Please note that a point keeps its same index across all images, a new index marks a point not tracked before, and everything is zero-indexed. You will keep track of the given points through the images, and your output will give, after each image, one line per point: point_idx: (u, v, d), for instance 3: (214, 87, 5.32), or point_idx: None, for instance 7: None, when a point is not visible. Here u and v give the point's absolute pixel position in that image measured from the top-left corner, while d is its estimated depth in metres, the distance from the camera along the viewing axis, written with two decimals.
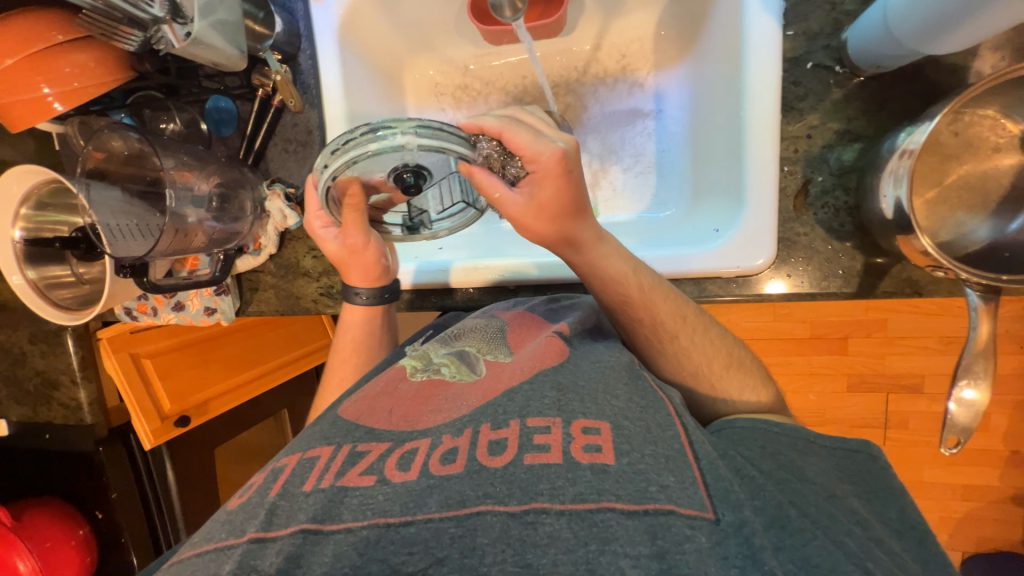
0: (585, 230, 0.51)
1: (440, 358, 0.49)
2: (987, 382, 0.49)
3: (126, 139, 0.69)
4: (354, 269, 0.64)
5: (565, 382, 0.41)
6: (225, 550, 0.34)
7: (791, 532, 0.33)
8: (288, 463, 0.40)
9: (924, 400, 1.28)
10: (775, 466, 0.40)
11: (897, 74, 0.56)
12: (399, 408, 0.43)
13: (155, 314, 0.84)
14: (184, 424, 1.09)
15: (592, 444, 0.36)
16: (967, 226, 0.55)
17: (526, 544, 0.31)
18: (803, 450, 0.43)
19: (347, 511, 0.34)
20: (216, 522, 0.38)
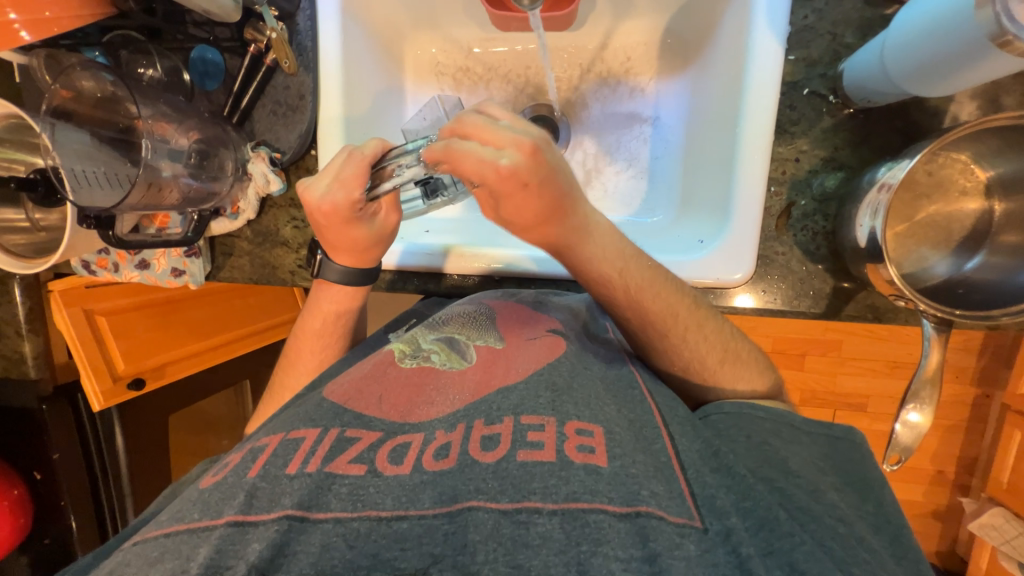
0: (567, 232, 0.49)
1: (430, 344, 0.49)
2: (930, 408, 0.53)
3: (98, 80, 0.64)
4: (345, 252, 0.60)
5: (560, 383, 0.42)
6: (200, 534, 0.33)
7: (779, 535, 0.35)
8: (269, 443, 0.39)
9: (866, 418, 1.37)
10: (760, 457, 0.42)
11: (885, 110, 0.59)
12: (390, 397, 0.42)
13: (116, 271, 0.79)
14: (139, 388, 1.04)
15: (586, 445, 0.36)
16: (928, 261, 0.59)
17: (518, 544, 0.32)
18: (788, 438, 0.45)
19: (335, 501, 0.34)
20: (190, 500, 0.37)
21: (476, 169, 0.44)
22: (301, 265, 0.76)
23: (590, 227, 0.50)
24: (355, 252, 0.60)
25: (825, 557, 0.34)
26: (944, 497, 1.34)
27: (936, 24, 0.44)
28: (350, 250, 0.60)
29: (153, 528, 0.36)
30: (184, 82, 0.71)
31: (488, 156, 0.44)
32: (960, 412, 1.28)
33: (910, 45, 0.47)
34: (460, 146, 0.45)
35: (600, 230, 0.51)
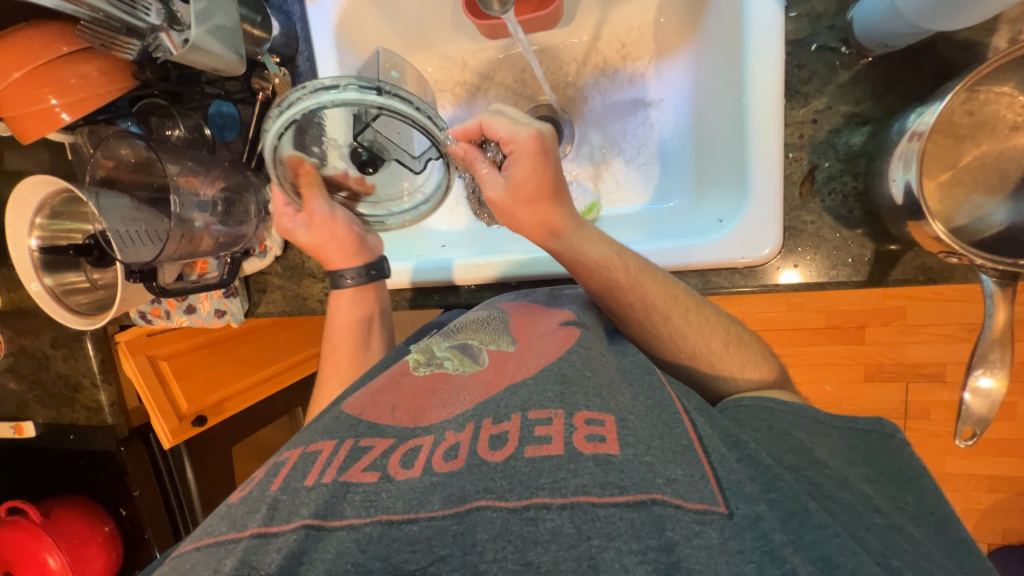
0: (562, 216, 0.53)
1: (443, 352, 0.50)
2: (1003, 371, 0.47)
3: (133, 146, 0.70)
4: (330, 246, 0.64)
5: (570, 373, 0.42)
6: (226, 546, 0.35)
7: (809, 528, 0.33)
8: (291, 456, 0.41)
9: (944, 389, 1.25)
10: (780, 444, 0.41)
11: (907, 53, 0.54)
12: (402, 404, 0.43)
13: (169, 317, 0.86)
14: (201, 424, 1.12)
15: (596, 434, 0.36)
16: (984, 209, 0.53)
17: (528, 540, 0.31)
18: (812, 430, 0.43)
19: (349, 508, 0.35)
20: (216, 515, 0.38)
21: (507, 130, 0.50)
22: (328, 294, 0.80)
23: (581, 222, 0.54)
24: (337, 244, 0.65)
25: (863, 554, 0.32)
26: None
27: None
28: (312, 253, 0.65)
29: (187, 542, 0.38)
30: (206, 137, 0.76)
31: (521, 125, 0.51)
32: None
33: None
34: (492, 117, 0.51)
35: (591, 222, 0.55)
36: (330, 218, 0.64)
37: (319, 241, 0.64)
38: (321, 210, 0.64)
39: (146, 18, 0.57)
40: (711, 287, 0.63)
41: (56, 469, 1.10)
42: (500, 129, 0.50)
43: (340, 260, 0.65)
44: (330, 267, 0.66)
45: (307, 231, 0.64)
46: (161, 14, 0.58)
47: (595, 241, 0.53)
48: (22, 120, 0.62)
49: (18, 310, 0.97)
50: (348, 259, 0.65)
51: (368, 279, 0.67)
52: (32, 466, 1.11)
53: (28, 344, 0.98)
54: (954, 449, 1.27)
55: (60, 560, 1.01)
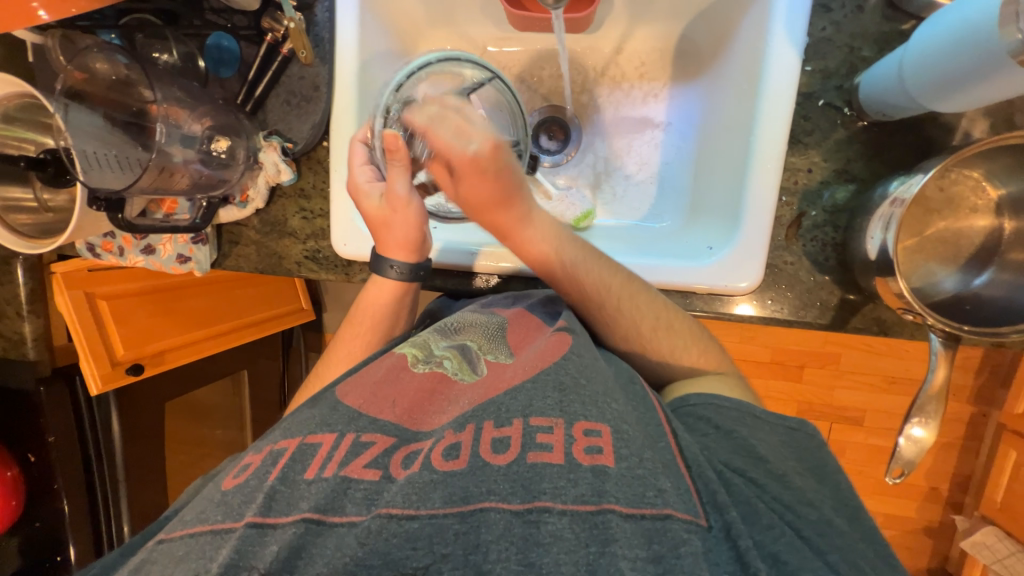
0: (505, 219, 0.53)
1: (441, 351, 0.51)
2: (934, 422, 0.53)
3: (113, 62, 0.65)
4: (395, 228, 0.61)
5: (567, 382, 0.42)
6: (222, 535, 0.37)
7: (761, 529, 0.37)
8: (288, 446, 0.42)
9: (861, 432, 1.38)
10: (734, 447, 0.43)
11: (898, 124, 0.59)
12: (402, 401, 0.45)
13: (121, 255, 0.79)
14: (137, 373, 1.03)
15: (594, 446, 0.38)
16: (936, 276, 0.59)
17: (530, 542, 0.34)
18: (753, 425, 0.45)
19: (350, 505, 0.37)
20: (210, 502, 0.40)
21: (447, 144, 0.49)
22: (308, 256, 0.76)
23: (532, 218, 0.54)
24: (404, 234, 0.61)
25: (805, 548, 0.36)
26: (937, 514, 1.38)
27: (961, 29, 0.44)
28: (373, 226, 0.62)
29: (176, 527, 0.40)
30: (198, 68, 0.70)
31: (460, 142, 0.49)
32: (955, 431, 1.32)
33: (934, 49, 0.47)
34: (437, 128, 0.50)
35: (538, 214, 0.54)
36: (403, 203, 0.59)
37: (386, 217, 0.61)
38: (400, 191, 0.59)
39: None
40: (691, 309, 0.66)
41: None
42: (443, 145, 0.49)
43: (393, 246, 0.62)
44: (383, 250, 0.63)
45: (380, 203, 0.61)
46: None
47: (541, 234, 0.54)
48: None
49: None
50: (403, 249, 0.62)
51: (411, 278, 0.63)
52: None
53: None
54: (864, 487, 1.41)
55: None
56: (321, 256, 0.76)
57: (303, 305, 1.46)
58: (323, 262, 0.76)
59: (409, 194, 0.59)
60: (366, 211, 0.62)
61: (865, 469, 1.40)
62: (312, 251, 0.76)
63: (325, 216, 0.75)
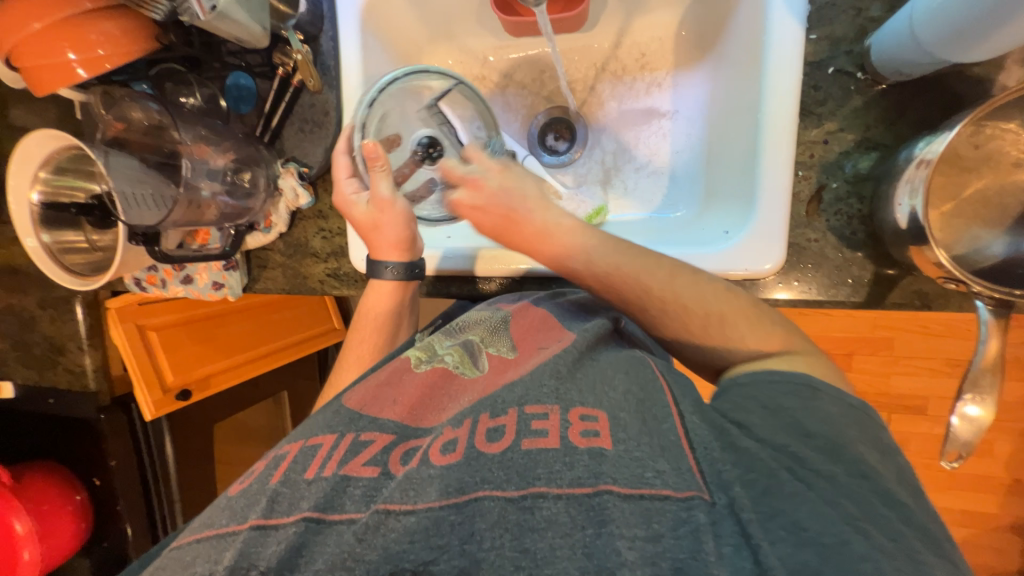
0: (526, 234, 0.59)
1: (445, 349, 0.56)
2: (992, 399, 0.48)
3: (146, 110, 0.71)
4: (383, 232, 0.65)
5: (564, 370, 0.46)
6: (226, 538, 0.40)
7: (779, 497, 0.37)
8: (290, 450, 0.46)
9: (926, 421, 1.28)
10: (776, 422, 0.42)
11: (919, 83, 0.56)
12: (403, 399, 0.49)
13: (164, 286, 0.84)
14: (185, 398, 1.11)
15: (590, 429, 0.40)
16: (982, 241, 0.54)
17: (525, 527, 0.36)
18: (808, 397, 0.44)
19: (349, 502, 0.40)
20: (217, 506, 0.44)
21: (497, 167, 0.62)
22: (330, 274, 0.79)
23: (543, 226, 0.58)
24: (396, 241, 0.66)
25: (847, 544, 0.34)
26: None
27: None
28: (364, 231, 0.66)
29: (187, 533, 0.44)
30: (220, 108, 0.76)
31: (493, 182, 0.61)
32: None
33: None
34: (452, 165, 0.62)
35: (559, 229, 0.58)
36: (388, 203, 0.64)
37: (375, 220, 0.65)
38: (383, 193, 0.64)
39: None
40: None
41: (31, 433, 1.07)
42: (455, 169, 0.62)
43: (385, 248, 0.66)
44: (375, 256, 0.67)
45: (368, 209, 0.65)
46: None
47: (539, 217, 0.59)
48: (38, 72, 0.61)
49: (10, 268, 0.95)
50: (395, 249, 0.66)
51: (408, 277, 0.67)
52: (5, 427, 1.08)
53: (16, 303, 0.96)
54: (932, 481, 1.32)
55: (27, 523, 0.98)
56: (342, 274, 0.79)
57: (337, 325, 1.50)
58: (345, 279, 0.79)
59: (393, 195, 0.64)
60: (353, 217, 0.66)
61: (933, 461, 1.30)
62: (333, 269, 0.79)
63: (342, 234, 0.78)
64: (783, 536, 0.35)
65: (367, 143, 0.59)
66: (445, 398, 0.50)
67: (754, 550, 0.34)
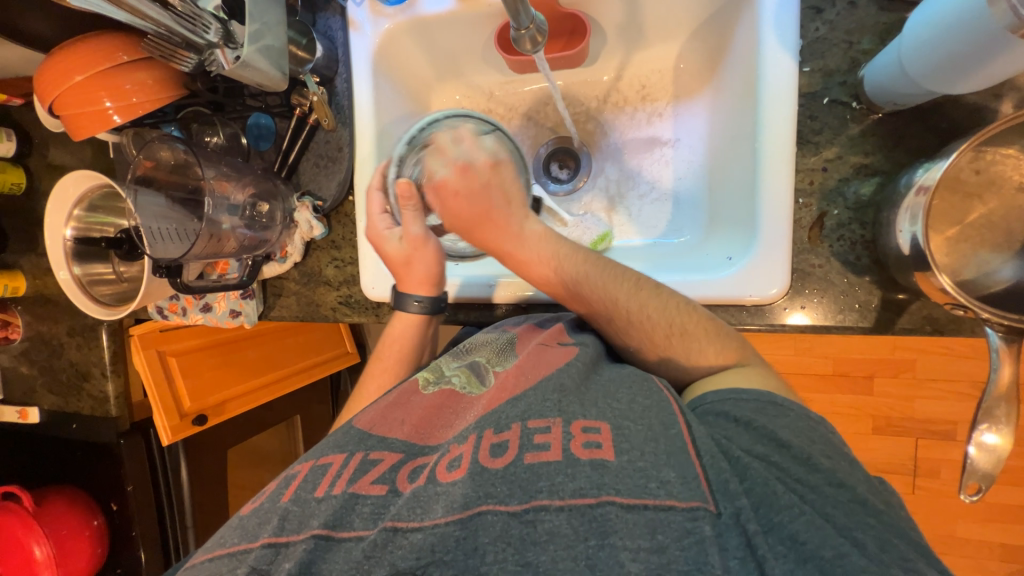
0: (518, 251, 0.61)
1: (452, 370, 0.57)
2: (1009, 429, 0.47)
3: (174, 150, 0.74)
4: (414, 268, 0.67)
5: (567, 384, 0.47)
6: (238, 556, 0.41)
7: (778, 509, 0.36)
8: (302, 469, 0.46)
9: (955, 447, 1.23)
10: (752, 434, 0.43)
11: (916, 111, 0.57)
12: (410, 419, 0.50)
13: (184, 314, 0.88)
14: (201, 423, 1.13)
15: (592, 442, 0.40)
16: (990, 265, 0.54)
17: (527, 542, 0.36)
18: (773, 414, 0.44)
19: (358, 519, 0.40)
20: (229, 527, 0.44)
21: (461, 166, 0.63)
22: (342, 302, 0.82)
23: (520, 235, 0.62)
24: (425, 278, 0.68)
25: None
26: None
27: (956, 7, 0.43)
28: (395, 266, 0.68)
29: (199, 553, 0.44)
30: (241, 145, 0.80)
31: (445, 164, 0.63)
32: None
33: (932, 28, 0.46)
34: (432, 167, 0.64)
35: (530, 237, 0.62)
36: (422, 241, 0.67)
37: (407, 257, 0.67)
38: (416, 231, 0.66)
39: (205, 35, 0.61)
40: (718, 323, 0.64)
41: (53, 457, 1.10)
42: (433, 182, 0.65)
43: (414, 282, 0.68)
44: (402, 289, 0.69)
45: (400, 245, 0.67)
46: (219, 33, 0.62)
47: (533, 245, 0.61)
48: (78, 119, 0.66)
49: (41, 297, 0.99)
50: (422, 284, 0.68)
51: (433, 310, 0.69)
52: (29, 451, 1.12)
53: (45, 331, 1.00)
54: (968, 512, 1.25)
55: (47, 550, 1.02)
56: (354, 300, 0.81)
57: (349, 350, 1.52)
58: (357, 306, 0.81)
59: (427, 233, 0.67)
60: (386, 253, 0.69)
61: None
62: (345, 296, 0.81)
63: (354, 263, 0.81)
64: (784, 553, 0.34)
65: (402, 183, 0.61)
66: (453, 416, 0.50)
67: (760, 562, 0.34)
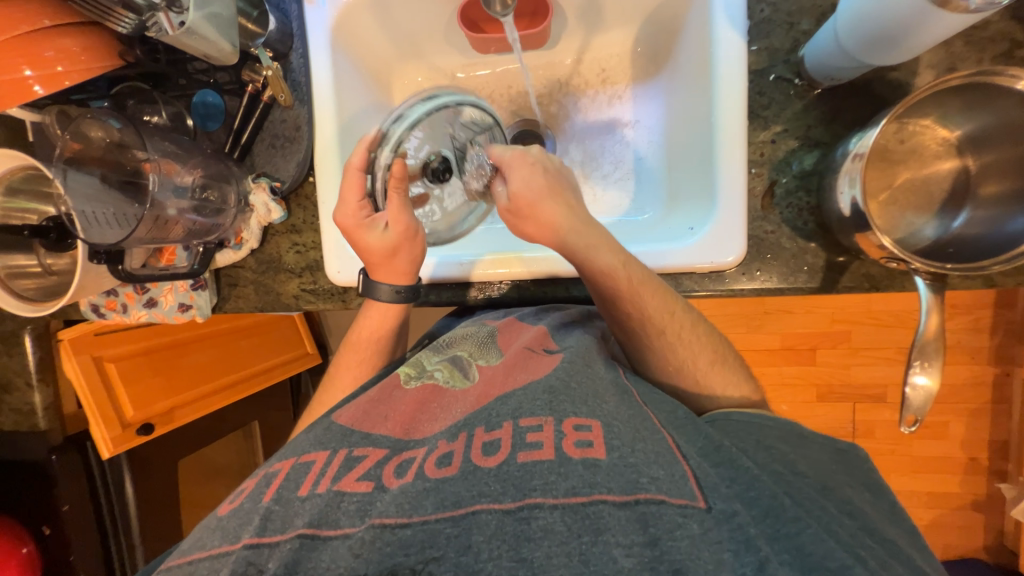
0: (578, 244, 0.56)
1: (434, 365, 0.55)
2: (935, 368, 0.53)
3: (106, 128, 0.68)
4: (398, 260, 0.63)
5: (558, 384, 0.46)
6: (220, 558, 0.39)
7: (785, 520, 0.39)
8: (282, 468, 0.44)
9: (888, 408, 1.36)
10: (769, 455, 0.46)
11: (850, 87, 0.62)
12: (394, 416, 0.48)
13: (124, 312, 0.80)
14: (148, 433, 1.04)
15: (584, 440, 0.41)
16: (916, 225, 0.60)
17: (522, 538, 0.36)
18: (797, 443, 0.48)
19: (344, 517, 0.39)
20: (207, 528, 0.42)
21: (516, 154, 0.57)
22: (305, 289, 0.78)
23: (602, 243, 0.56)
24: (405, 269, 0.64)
25: None
26: (980, 485, 1.36)
27: None
28: (375, 259, 0.63)
29: (175, 557, 0.41)
30: (186, 125, 0.75)
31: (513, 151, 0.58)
32: (979, 394, 1.33)
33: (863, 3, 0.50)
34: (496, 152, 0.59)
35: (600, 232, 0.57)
36: (412, 232, 0.61)
37: (391, 249, 0.61)
38: (407, 221, 0.60)
39: None
40: (683, 290, 0.67)
41: None
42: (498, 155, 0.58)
43: (394, 274, 0.64)
44: (378, 275, 0.65)
45: (385, 236, 0.61)
46: None
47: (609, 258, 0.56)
48: None
49: None
50: (405, 275, 0.64)
51: (409, 299, 0.66)
52: None
53: None
54: (900, 466, 1.38)
55: None
56: (318, 288, 0.78)
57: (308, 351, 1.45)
58: (320, 293, 0.78)
59: (415, 223, 0.61)
60: (366, 245, 0.61)
61: (898, 445, 1.38)
62: (308, 284, 0.78)
63: (316, 248, 0.77)
64: (789, 561, 0.36)
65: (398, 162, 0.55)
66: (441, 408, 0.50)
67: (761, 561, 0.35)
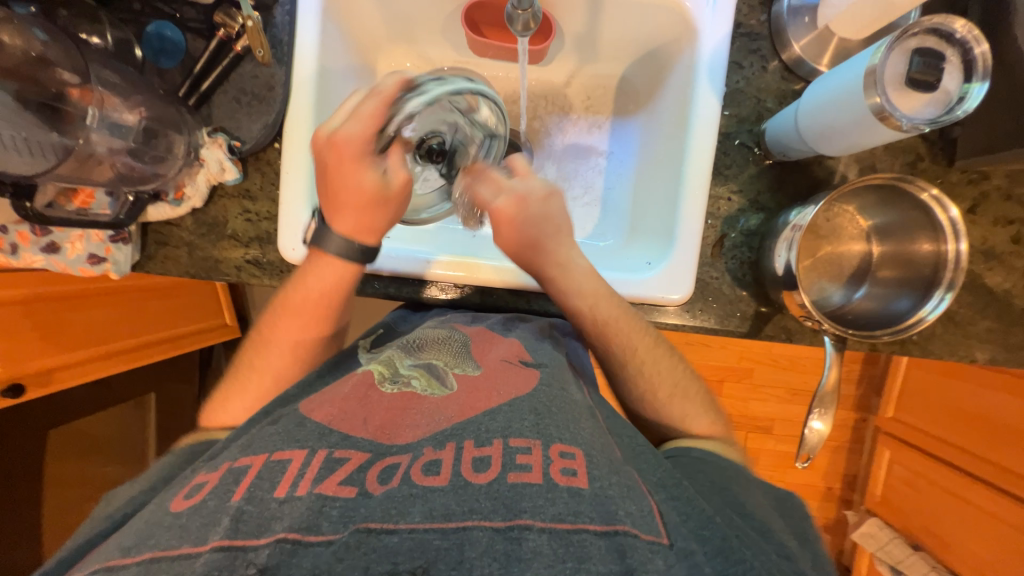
0: (548, 267, 0.63)
1: (408, 370, 0.54)
2: (829, 415, 0.62)
3: (29, 38, 0.57)
4: (374, 212, 0.59)
5: (542, 407, 0.48)
6: (181, 561, 0.35)
7: (733, 562, 0.40)
8: (252, 463, 0.42)
9: (773, 439, 1.56)
10: (723, 500, 0.49)
11: (796, 164, 0.72)
12: (374, 419, 0.46)
13: (13, 253, 0.67)
14: (15, 395, 0.88)
15: (569, 468, 0.42)
16: (827, 291, 0.70)
17: (512, 558, 0.36)
18: (744, 484, 0.52)
19: (326, 523, 0.37)
20: (161, 523, 0.39)
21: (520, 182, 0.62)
22: (249, 261, 0.72)
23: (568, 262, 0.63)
24: (374, 225, 0.60)
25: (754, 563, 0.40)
26: (832, 511, 1.61)
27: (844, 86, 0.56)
28: (352, 198, 0.57)
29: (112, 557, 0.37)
30: (134, 56, 0.66)
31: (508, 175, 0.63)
32: (843, 434, 1.58)
33: (824, 100, 0.58)
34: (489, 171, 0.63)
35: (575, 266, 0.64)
36: (402, 188, 0.59)
37: (377, 198, 0.58)
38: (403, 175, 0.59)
39: None
40: None
41: None
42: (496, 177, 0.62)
43: (361, 223, 0.60)
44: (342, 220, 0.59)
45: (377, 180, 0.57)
46: None
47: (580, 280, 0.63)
48: None
49: None
50: (370, 230, 0.61)
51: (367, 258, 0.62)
52: None
53: None
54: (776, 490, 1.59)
55: None
56: (264, 262, 0.72)
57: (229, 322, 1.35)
58: (266, 268, 0.72)
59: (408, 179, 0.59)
60: (352, 181, 0.57)
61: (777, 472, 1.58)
62: (253, 256, 0.72)
63: (270, 219, 0.72)
64: None
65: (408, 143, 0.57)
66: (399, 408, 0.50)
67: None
